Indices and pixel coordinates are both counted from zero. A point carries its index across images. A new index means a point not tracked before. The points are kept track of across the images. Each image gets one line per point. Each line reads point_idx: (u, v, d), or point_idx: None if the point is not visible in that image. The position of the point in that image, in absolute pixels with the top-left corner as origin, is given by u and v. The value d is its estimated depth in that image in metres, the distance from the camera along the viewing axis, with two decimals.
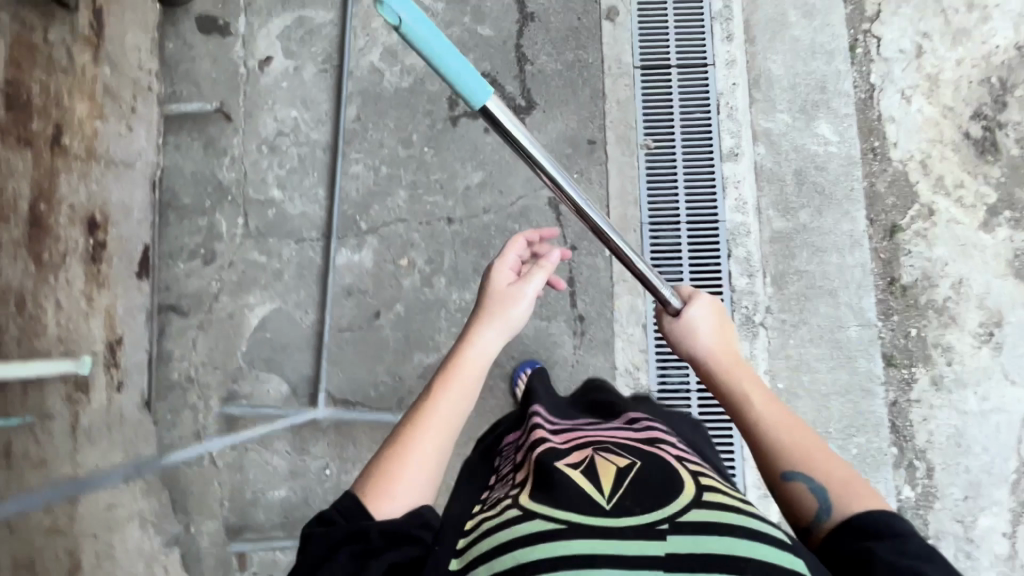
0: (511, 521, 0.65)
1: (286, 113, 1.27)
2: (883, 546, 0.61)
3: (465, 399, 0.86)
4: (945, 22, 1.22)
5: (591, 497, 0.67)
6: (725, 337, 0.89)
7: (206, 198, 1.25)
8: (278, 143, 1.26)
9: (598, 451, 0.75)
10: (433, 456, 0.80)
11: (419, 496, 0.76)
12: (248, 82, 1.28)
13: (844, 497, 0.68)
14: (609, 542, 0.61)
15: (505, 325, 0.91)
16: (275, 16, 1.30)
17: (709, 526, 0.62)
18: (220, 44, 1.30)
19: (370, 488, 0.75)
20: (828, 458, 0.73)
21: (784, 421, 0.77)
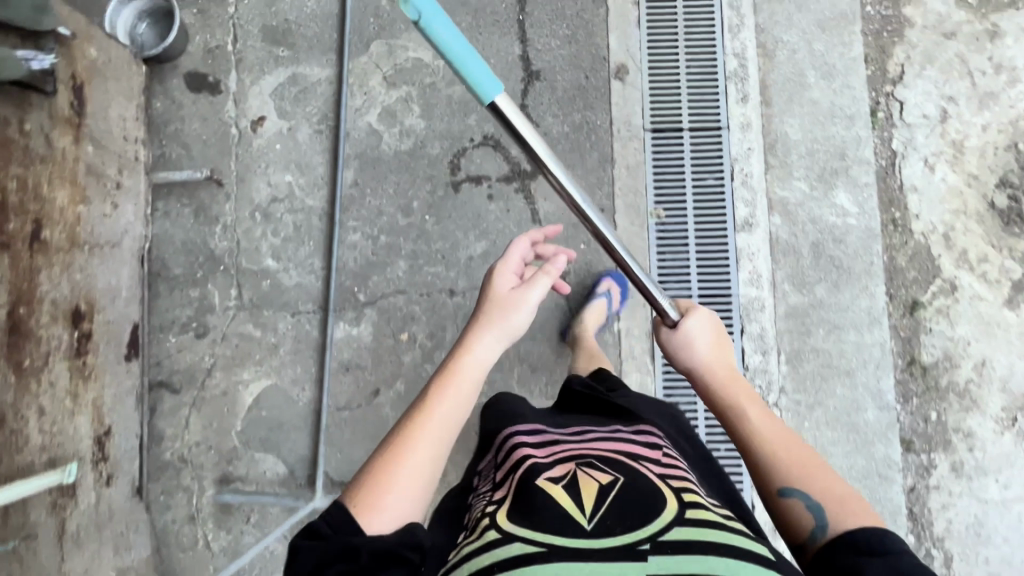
0: (486, 546, 0.59)
1: (280, 178, 1.21)
2: (878, 563, 0.57)
3: (465, 403, 0.80)
4: (971, 85, 1.16)
5: (573, 517, 0.61)
6: (724, 353, 0.88)
7: (197, 268, 1.20)
8: (272, 209, 1.21)
9: (583, 465, 0.68)
10: (430, 465, 0.72)
11: (412, 509, 0.68)
12: (240, 144, 1.23)
13: (841, 514, 0.64)
14: (591, 565, 0.56)
15: (506, 330, 0.87)
16: (267, 73, 1.24)
17: (696, 547, 0.57)
18: (209, 103, 1.24)
19: (359, 502, 0.66)
20: (825, 475, 0.69)
21: (781, 436, 0.75)
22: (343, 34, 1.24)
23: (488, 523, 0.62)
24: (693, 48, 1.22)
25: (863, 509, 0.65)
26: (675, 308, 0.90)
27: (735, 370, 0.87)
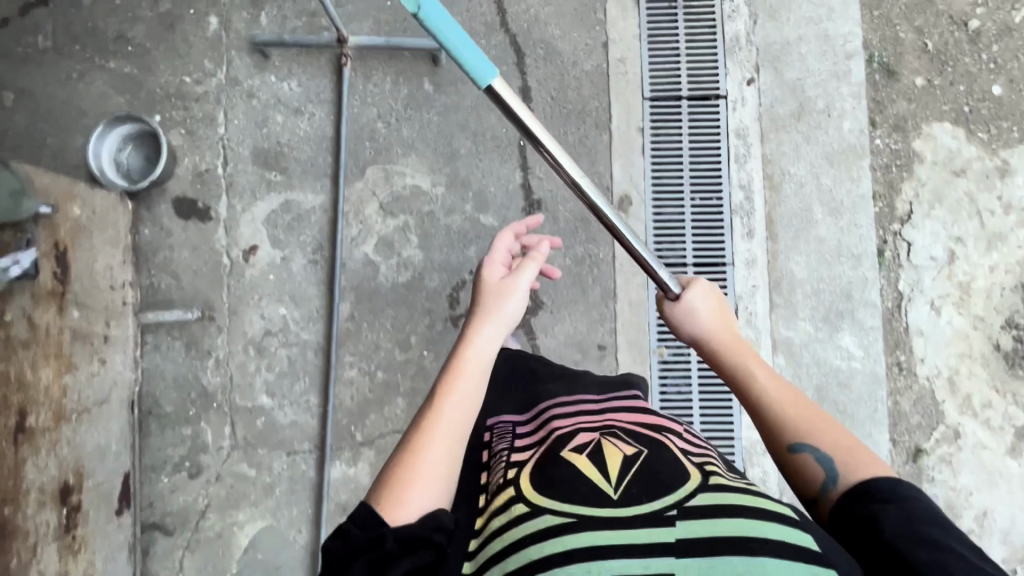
0: (522, 518, 0.65)
1: (274, 311, 1.18)
2: (895, 514, 0.60)
3: (473, 390, 0.79)
4: (980, 225, 1.14)
5: (600, 489, 0.66)
6: (725, 318, 0.87)
7: (190, 405, 1.17)
8: (266, 343, 1.18)
9: (605, 436, 0.74)
10: (449, 457, 0.73)
11: (438, 498, 0.70)
12: (232, 273, 1.19)
13: (852, 464, 0.67)
14: (620, 535, 0.61)
15: (503, 321, 0.85)
16: (259, 199, 1.20)
17: (719, 509, 0.62)
18: (199, 230, 1.19)
19: (386, 501, 0.67)
20: (835, 431, 0.71)
21: (789, 397, 0.76)
22: (337, 159, 1.20)
23: (517, 495, 0.68)
24: (698, 177, 1.19)
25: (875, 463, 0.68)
26: (675, 282, 0.88)
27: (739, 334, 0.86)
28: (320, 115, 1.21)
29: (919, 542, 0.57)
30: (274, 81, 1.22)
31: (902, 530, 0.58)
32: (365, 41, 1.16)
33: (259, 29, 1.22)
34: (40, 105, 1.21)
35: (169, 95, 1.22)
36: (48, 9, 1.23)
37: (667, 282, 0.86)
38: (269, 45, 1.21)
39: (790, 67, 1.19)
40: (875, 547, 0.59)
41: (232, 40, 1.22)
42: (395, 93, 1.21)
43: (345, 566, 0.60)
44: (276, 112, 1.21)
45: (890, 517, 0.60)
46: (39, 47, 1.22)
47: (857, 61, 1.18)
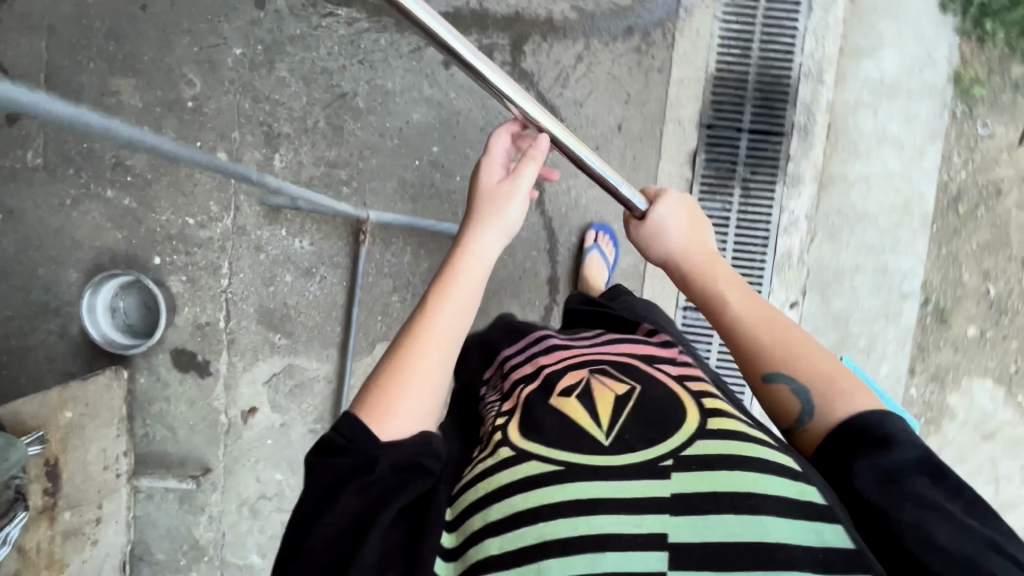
0: (501, 463, 0.59)
1: (270, 476, 1.17)
2: (870, 458, 0.56)
3: (468, 295, 0.69)
4: (996, 491, 1.11)
5: (588, 432, 0.59)
6: (696, 236, 0.78)
7: (182, 555, 1.18)
8: (260, 505, 1.17)
9: (597, 372, 0.65)
10: (437, 365, 0.64)
11: (428, 418, 0.62)
12: (229, 432, 1.16)
13: (830, 400, 0.61)
14: (609, 486, 0.56)
15: (501, 228, 0.71)
16: (261, 359, 1.14)
17: (717, 459, 0.56)
18: (198, 385, 1.15)
19: (371, 409, 0.60)
20: (815, 353, 0.65)
21: (765, 320, 0.69)
22: (346, 329, 1.13)
23: (499, 437, 0.61)
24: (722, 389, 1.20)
25: (859, 386, 0.63)
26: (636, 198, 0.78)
27: (716, 253, 0.78)
28: (331, 279, 1.13)
29: (902, 486, 0.54)
30: (285, 235, 1.12)
31: (879, 468, 0.55)
32: (393, 219, 1.06)
33: (271, 174, 1.11)
34: (31, 229, 1.12)
35: (171, 236, 1.12)
36: (38, 121, 1.10)
37: (632, 200, 0.76)
38: (282, 196, 1.10)
39: (839, 296, 1.11)
40: (850, 487, 0.56)
41: (241, 182, 1.11)
42: (414, 265, 1.12)
43: (329, 506, 0.56)
44: (284, 270, 1.13)
45: (872, 451, 0.56)
46: (28, 164, 1.11)
47: (911, 303, 1.10)
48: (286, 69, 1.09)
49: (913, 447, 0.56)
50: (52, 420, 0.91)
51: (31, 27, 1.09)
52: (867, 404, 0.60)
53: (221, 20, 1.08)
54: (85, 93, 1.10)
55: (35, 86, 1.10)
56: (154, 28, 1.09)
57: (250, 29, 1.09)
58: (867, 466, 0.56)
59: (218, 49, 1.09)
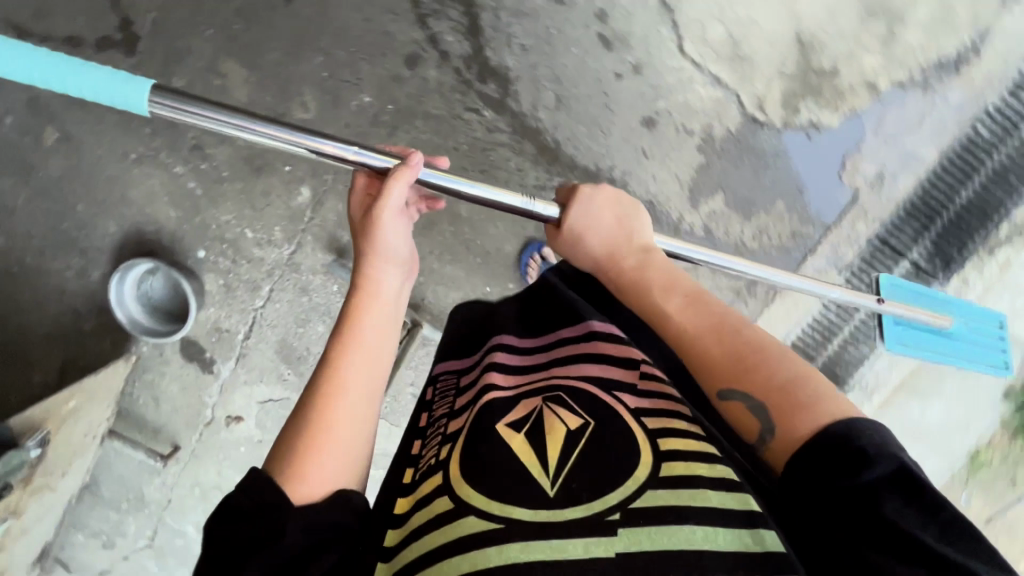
0: (440, 517, 0.53)
1: (230, 475, 1.23)
2: (833, 467, 0.46)
3: (374, 310, 0.67)
4: None
5: (533, 478, 0.53)
6: (618, 229, 0.74)
7: (124, 500, 1.25)
8: (211, 493, 1.24)
9: (549, 401, 0.60)
10: (360, 397, 0.62)
11: (345, 477, 0.58)
12: (208, 426, 1.20)
13: (788, 412, 0.51)
14: (546, 546, 0.48)
15: (385, 261, 0.68)
16: (264, 382, 1.17)
17: (666, 516, 0.49)
18: (196, 377, 1.17)
19: (289, 477, 0.55)
20: (764, 356, 0.56)
21: (706, 325, 0.61)
22: None
23: (441, 485, 0.55)
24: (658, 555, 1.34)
25: (822, 387, 0.53)
26: (550, 203, 0.76)
27: (649, 246, 0.74)
28: None
29: (875, 510, 0.43)
30: (334, 290, 1.10)
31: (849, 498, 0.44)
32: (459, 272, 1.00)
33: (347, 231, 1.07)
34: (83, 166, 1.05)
35: (224, 239, 1.08)
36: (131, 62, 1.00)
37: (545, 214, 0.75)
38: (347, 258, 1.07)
39: None
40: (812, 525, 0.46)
41: (313, 224, 1.07)
42: None
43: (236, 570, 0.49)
44: (319, 321, 1.12)
45: (838, 473, 0.45)
46: None
47: None
48: (404, 142, 1.00)
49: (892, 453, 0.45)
50: (49, 411, 0.90)
51: None
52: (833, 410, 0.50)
53: (364, 60, 0.98)
54: (189, 60, 0.99)
55: (140, 26, 0.98)
56: (291, 29, 0.98)
57: (389, 83, 0.99)
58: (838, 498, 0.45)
59: (347, 88, 0.99)
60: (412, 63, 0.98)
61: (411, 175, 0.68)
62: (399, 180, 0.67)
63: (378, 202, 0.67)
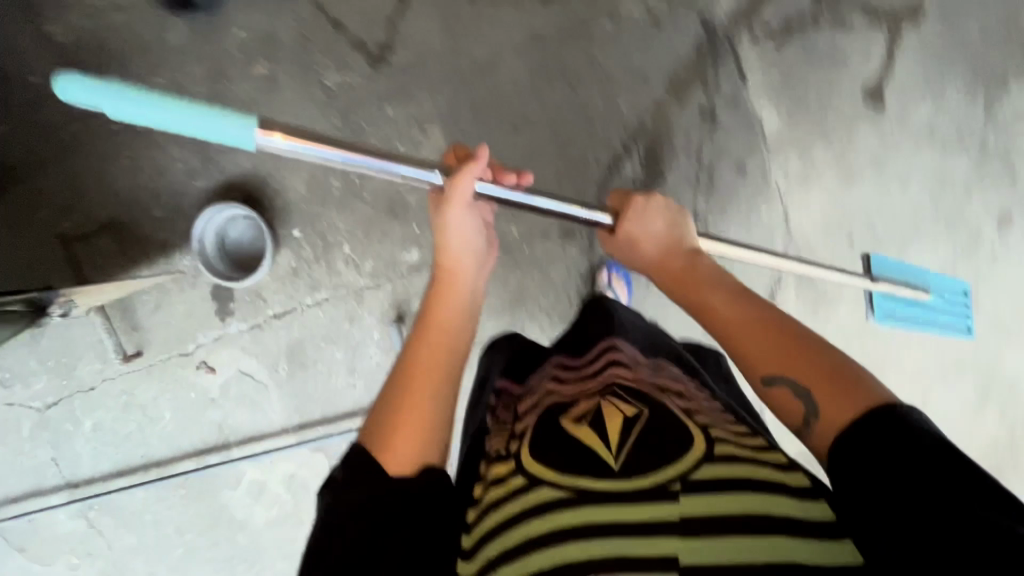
0: (515, 490, 0.62)
1: (163, 405, 1.22)
2: (882, 424, 0.59)
3: (454, 293, 0.80)
4: None
5: (597, 454, 0.62)
6: (662, 235, 0.89)
7: (54, 360, 1.21)
8: (134, 408, 1.23)
9: (608, 398, 0.69)
10: (433, 371, 0.73)
11: (425, 450, 0.68)
12: (182, 357, 1.20)
13: (828, 391, 0.65)
14: (632, 508, 0.57)
15: (468, 256, 0.81)
16: (257, 359, 1.20)
17: (724, 485, 0.58)
18: (207, 313, 1.19)
19: (380, 443, 0.67)
20: (780, 336, 0.72)
21: (753, 323, 0.74)
22: (322, 422, 1.20)
23: (515, 469, 0.65)
24: None
25: (824, 356, 0.69)
26: (604, 209, 0.90)
27: (698, 248, 0.89)
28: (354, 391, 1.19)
29: (917, 442, 0.56)
30: (374, 336, 1.17)
31: (869, 429, 0.59)
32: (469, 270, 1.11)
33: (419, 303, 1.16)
34: (263, 105, 1.11)
35: (323, 237, 1.15)
36: (365, 72, 1.09)
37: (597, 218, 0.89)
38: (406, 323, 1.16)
39: None
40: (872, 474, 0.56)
41: (399, 280, 1.16)
42: None
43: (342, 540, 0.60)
44: (341, 348, 1.18)
45: (866, 426, 0.60)
46: (323, 80, 1.10)
47: None
48: (518, 277, 1.15)
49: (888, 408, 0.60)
50: (75, 291, 1.01)
51: (447, 29, 1.09)
52: (849, 380, 0.65)
53: None
54: (408, 106, 1.09)
55: (396, 55, 1.09)
56: (500, 144, 1.09)
57: None
58: (871, 440, 0.58)
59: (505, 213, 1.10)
60: (567, 235, 1.16)
61: (472, 169, 0.76)
62: (462, 181, 0.76)
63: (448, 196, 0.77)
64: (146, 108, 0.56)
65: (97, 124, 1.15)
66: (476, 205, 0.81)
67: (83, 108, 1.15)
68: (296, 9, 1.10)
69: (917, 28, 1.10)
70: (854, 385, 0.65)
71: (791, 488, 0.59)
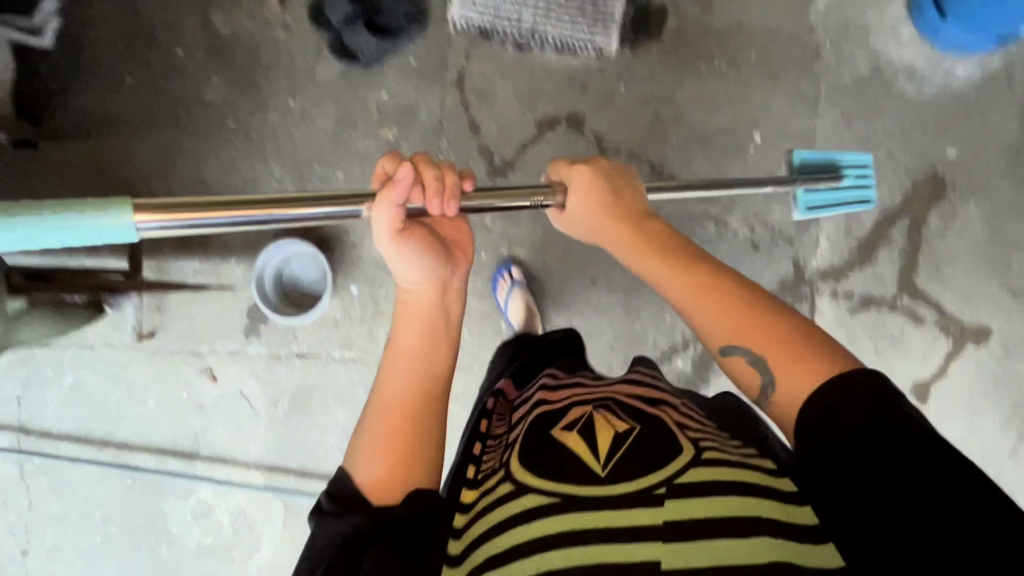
0: (505, 496, 0.58)
1: (150, 391, 1.19)
2: (837, 391, 0.56)
3: (418, 300, 0.74)
4: None
5: (584, 464, 0.58)
6: (605, 198, 0.82)
7: None
8: (120, 382, 1.19)
9: (598, 410, 0.65)
10: (401, 407, 0.68)
11: (408, 476, 0.64)
12: (191, 355, 1.19)
13: (783, 362, 0.62)
14: (608, 511, 0.53)
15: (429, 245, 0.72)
16: (262, 386, 1.18)
17: (708, 490, 0.54)
18: (232, 325, 1.18)
19: (361, 491, 0.63)
20: (727, 301, 0.68)
21: (705, 290, 0.70)
22: (293, 473, 1.18)
23: (503, 475, 0.61)
24: None
25: (772, 318, 0.66)
26: (551, 188, 0.83)
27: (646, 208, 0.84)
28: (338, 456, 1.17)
29: (888, 442, 0.52)
30: None
31: (842, 425, 0.55)
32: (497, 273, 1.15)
33: None
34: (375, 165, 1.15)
35: (375, 303, 1.16)
36: (480, 177, 1.14)
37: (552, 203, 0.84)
38: None
39: None
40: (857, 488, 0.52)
41: None
42: None
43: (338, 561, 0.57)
44: (345, 412, 1.17)
45: (840, 418, 0.55)
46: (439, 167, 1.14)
47: None
48: None
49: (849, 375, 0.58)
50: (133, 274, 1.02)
51: None
52: (804, 348, 0.62)
53: None
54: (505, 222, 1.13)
55: (513, 174, 1.14)
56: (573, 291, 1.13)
57: None
58: (843, 432, 0.54)
59: None
60: None
61: (398, 189, 0.67)
62: (382, 203, 0.68)
63: (377, 225, 0.70)
64: (24, 236, 0.59)
65: (216, 116, 1.17)
66: (412, 224, 0.72)
67: (210, 97, 1.17)
68: (443, 97, 1.14)
69: (979, 352, 1.09)
70: (811, 347, 0.62)
71: (771, 492, 0.56)
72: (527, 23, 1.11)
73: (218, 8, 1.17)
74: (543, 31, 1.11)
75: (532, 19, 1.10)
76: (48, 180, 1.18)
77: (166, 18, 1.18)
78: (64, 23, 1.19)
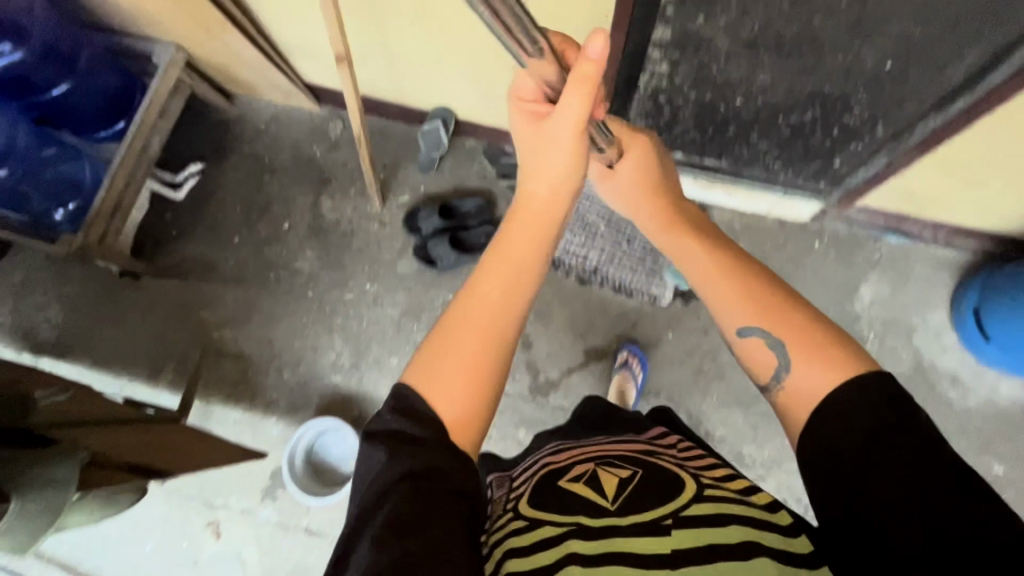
0: (513, 528, 0.55)
1: (153, 535, 1.18)
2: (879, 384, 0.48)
3: (528, 216, 0.60)
4: None
5: (592, 501, 0.57)
6: (650, 176, 0.72)
7: None
8: (127, 518, 1.18)
9: (602, 462, 0.64)
10: (492, 326, 0.53)
11: (466, 399, 0.51)
12: (204, 506, 1.18)
13: (821, 351, 0.52)
14: (620, 541, 0.51)
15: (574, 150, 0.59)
16: (262, 557, 1.16)
17: (707, 520, 0.52)
18: (253, 483, 1.19)
19: (435, 425, 0.50)
20: (756, 288, 0.58)
21: (739, 275, 0.59)
22: None
23: (512, 514, 0.58)
24: None
25: (797, 304, 0.56)
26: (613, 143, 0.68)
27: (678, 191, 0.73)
28: None
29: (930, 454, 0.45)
30: None
31: (879, 431, 0.47)
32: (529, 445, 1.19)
33: None
34: None
35: None
36: (522, 391, 1.20)
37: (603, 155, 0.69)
38: None
39: None
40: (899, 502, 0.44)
41: None
42: None
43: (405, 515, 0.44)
44: None
45: (853, 416, 0.48)
46: None
47: None
48: None
49: (862, 374, 0.50)
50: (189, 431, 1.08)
51: None
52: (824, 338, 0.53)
53: None
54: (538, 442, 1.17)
55: (554, 395, 1.20)
56: None
57: None
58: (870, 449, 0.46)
59: None
60: None
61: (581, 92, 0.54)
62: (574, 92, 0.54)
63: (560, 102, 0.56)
64: None
65: (299, 284, 1.30)
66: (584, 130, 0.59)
67: (299, 266, 1.31)
68: None
69: None
70: (838, 338, 0.53)
71: (771, 524, 0.53)
72: (592, 262, 1.24)
73: (329, 195, 1.35)
74: (604, 271, 1.23)
75: (596, 260, 1.24)
76: (139, 307, 1.31)
77: (284, 193, 1.37)
78: (199, 182, 1.38)
